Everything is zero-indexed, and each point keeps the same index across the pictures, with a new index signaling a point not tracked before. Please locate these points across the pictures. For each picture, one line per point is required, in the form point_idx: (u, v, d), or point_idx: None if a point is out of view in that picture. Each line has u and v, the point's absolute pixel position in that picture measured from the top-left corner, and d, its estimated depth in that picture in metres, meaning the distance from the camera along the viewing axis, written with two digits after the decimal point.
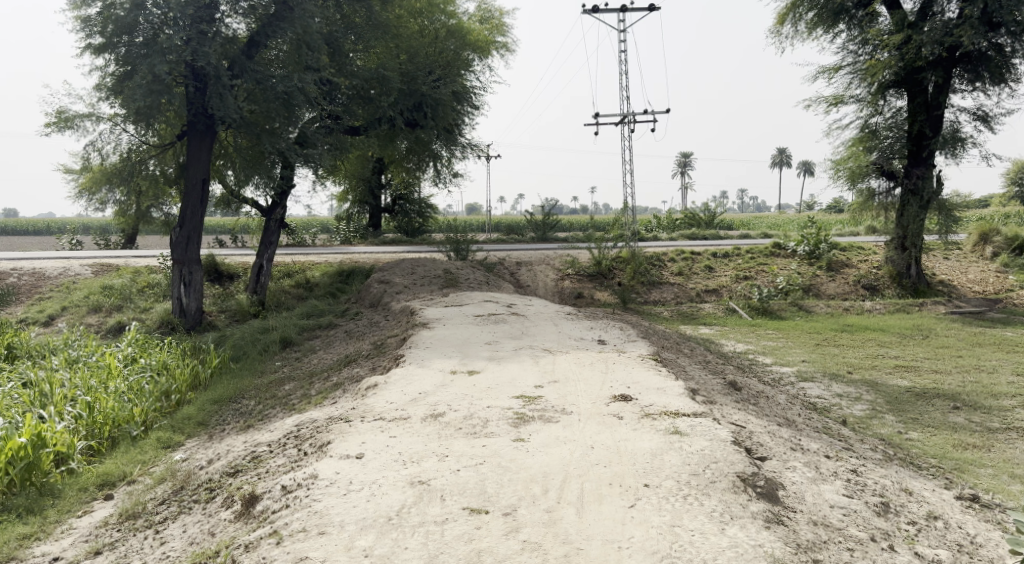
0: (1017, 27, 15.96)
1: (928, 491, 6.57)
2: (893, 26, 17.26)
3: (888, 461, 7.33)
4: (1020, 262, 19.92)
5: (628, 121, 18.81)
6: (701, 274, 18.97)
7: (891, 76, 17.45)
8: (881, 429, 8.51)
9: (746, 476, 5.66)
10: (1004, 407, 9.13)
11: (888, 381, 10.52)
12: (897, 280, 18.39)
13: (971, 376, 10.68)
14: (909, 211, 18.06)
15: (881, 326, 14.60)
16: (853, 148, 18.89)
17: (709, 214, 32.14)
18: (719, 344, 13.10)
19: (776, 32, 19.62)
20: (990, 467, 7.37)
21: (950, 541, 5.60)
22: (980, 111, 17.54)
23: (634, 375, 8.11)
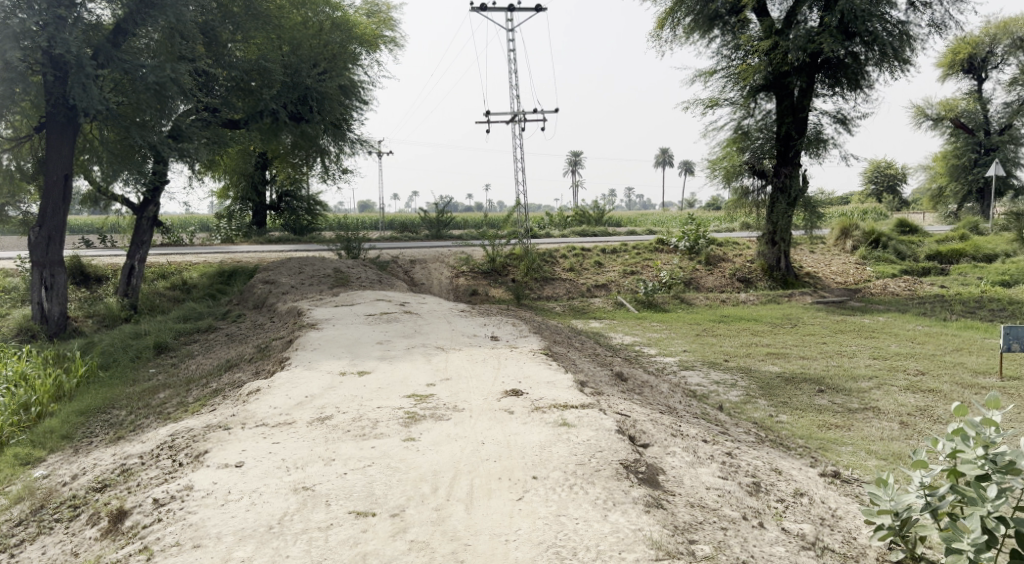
0: (869, 37, 17.28)
1: (796, 470, 7.01)
2: (762, 33, 18.30)
3: (760, 443, 7.78)
4: (876, 255, 21.62)
5: (519, 119, 19.06)
6: (591, 270, 19.45)
7: (760, 80, 18.54)
8: (754, 413, 9.02)
9: (629, 463, 5.85)
10: (861, 389, 9.89)
11: (761, 367, 11.19)
12: (768, 272, 19.54)
13: (833, 360, 11.49)
14: (778, 208, 19.19)
15: (755, 316, 15.48)
16: (727, 149, 19.78)
17: (598, 211, 32.98)
18: (608, 337, 13.49)
19: (657, 35, 20.33)
20: (850, 444, 7.94)
21: (814, 516, 6.00)
22: (840, 114, 18.85)
23: (526, 370, 8.22)
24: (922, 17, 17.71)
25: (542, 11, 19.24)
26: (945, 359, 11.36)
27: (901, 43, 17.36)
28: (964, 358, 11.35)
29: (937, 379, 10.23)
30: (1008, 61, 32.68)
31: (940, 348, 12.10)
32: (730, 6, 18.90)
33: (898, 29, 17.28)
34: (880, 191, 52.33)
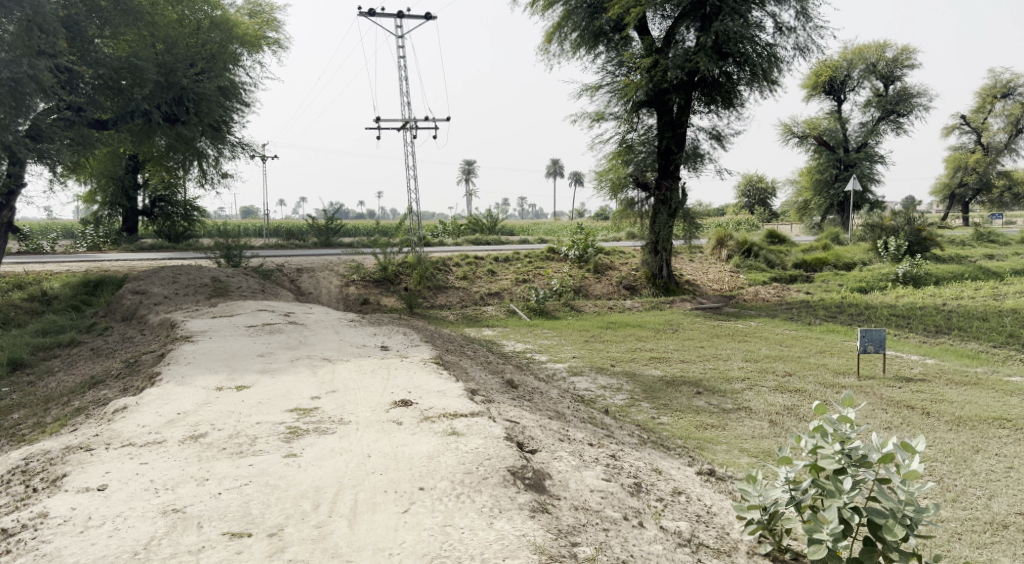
0: (741, 58, 18.29)
1: (675, 469, 7.29)
2: (643, 50, 19.07)
3: (642, 445, 8.04)
4: (749, 263, 22.89)
5: (409, 127, 18.97)
6: (484, 278, 19.53)
7: (642, 96, 19.25)
8: (638, 415, 9.32)
9: (516, 469, 5.89)
10: (736, 390, 10.43)
11: (644, 371, 11.58)
12: (652, 280, 20.24)
13: (710, 364, 12.04)
14: (660, 219, 20.00)
15: (639, 323, 16.00)
16: (612, 161, 20.35)
17: (490, 219, 33.21)
18: (499, 344, 13.58)
19: (545, 49, 20.75)
20: (724, 443, 8.34)
21: (691, 513, 6.25)
22: (715, 130, 19.84)
23: (415, 379, 8.14)
24: (787, 42, 18.95)
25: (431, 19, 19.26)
26: (809, 360, 12.16)
27: (770, 65, 18.50)
28: (826, 359, 12.18)
29: (802, 379, 10.92)
30: (863, 85, 35.54)
31: (805, 350, 12.94)
32: (613, 24, 19.55)
33: (766, 51, 18.40)
34: (753, 204, 55.41)
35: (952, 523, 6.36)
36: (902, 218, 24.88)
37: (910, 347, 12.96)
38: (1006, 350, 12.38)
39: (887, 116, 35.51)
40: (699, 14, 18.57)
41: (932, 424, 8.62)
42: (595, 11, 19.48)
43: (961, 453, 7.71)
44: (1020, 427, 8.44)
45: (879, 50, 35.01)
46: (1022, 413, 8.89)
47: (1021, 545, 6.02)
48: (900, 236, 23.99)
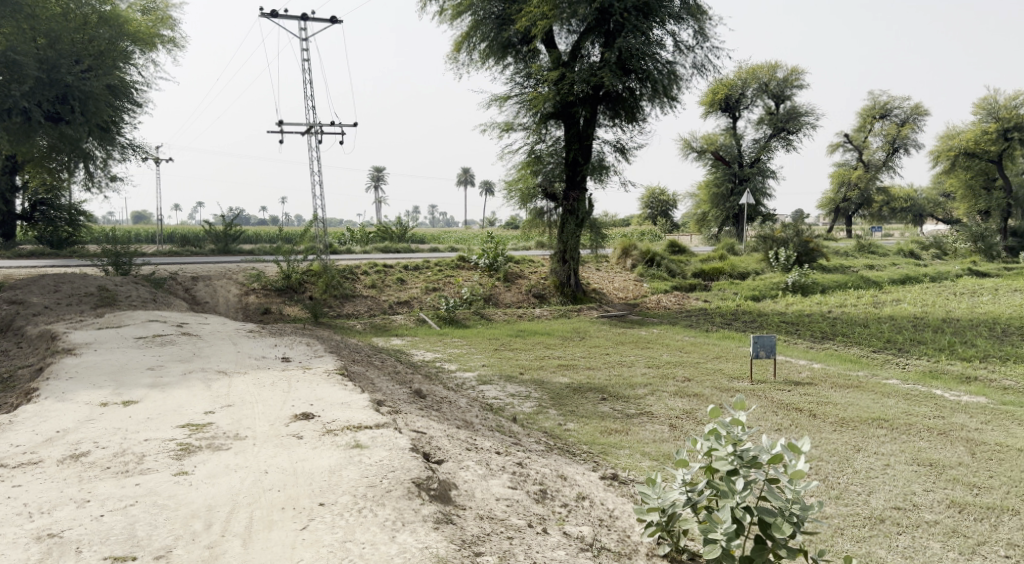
0: (643, 74, 18.87)
1: (579, 475, 7.40)
2: (550, 63, 19.42)
3: (549, 452, 8.12)
4: (652, 272, 23.58)
5: (314, 131, 18.62)
6: (393, 287, 19.28)
7: (550, 108, 19.55)
8: (545, 422, 9.41)
9: (421, 481, 5.81)
10: (639, 395, 10.70)
11: (552, 379, 11.71)
12: (560, 288, 20.50)
13: (615, 370, 12.31)
14: (568, 229, 20.31)
15: (548, 331, 16.19)
16: (522, 172, 20.44)
17: (399, 227, 32.88)
18: (407, 354, 13.45)
19: (453, 58, 20.80)
20: (627, 448, 8.53)
21: (594, 518, 6.36)
22: (619, 144, 20.39)
23: (318, 391, 7.93)
24: (686, 60, 19.70)
25: (337, 23, 19.01)
26: (707, 365, 12.62)
27: (670, 82, 19.19)
28: (723, 365, 12.68)
29: (700, 384, 11.31)
30: (756, 103, 37.35)
31: (703, 356, 13.43)
32: (521, 36, 19.82)
33: (666, 69, 19.07)
34: (655, 215, 57.16)
35: (835, 518, 6.72)
36: (791, 229, 26.23)
37: (799, 352, 13.67)
38: (883, 354, 13.24)
39: (778, 133, 37.47)
40: (603, 30, 19.09)
41: (818, 425, 9.11)
42: (503, 23, 19.69)
43: (844, 453, 8.17)
44: (895, 426, 9.03)
45: (770, 71, 37.00)
46: (897, 414, 9.52)
47: (897, 537, 6.42)
48: (790, 247, 25.31)
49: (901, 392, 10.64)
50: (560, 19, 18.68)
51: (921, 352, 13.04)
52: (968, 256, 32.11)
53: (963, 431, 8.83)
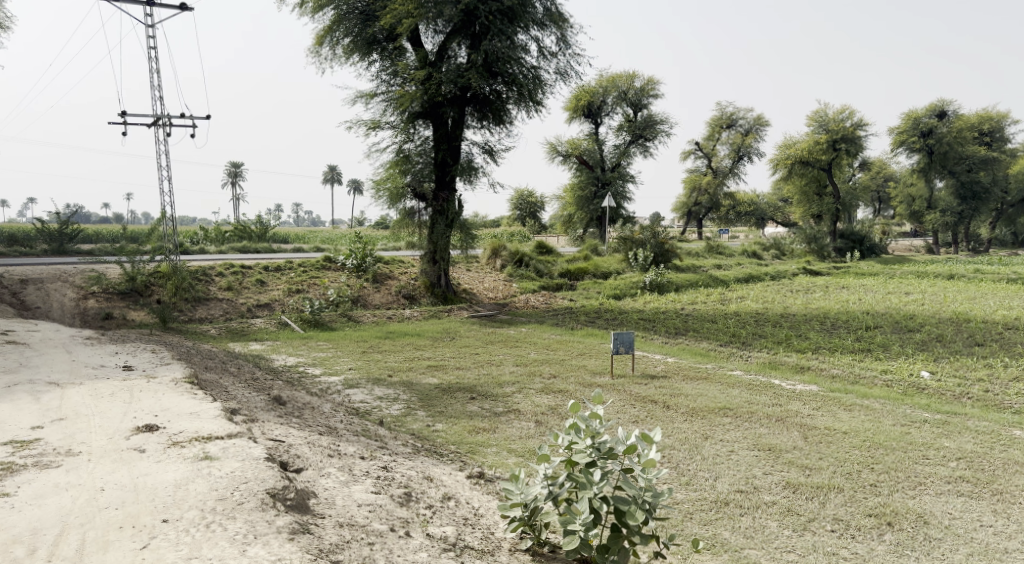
0: (509, 77, 19.17)
1: (445, 475, 7.38)
2: (417, 62, 19.30)
3: (415, 454, 8.04)
4: (521, 273, 23.97)
5: (162, 124, 17.52)
6: (252, 289, 18.48)
7: (417, 108, 19.41)
8: (413, 424, 9.33)
9: (276, 491, 5.58)
10: (506, 393, 10.83)
11: (421, 380, 11.63)
12: (430, 289, 20.36)
13: (483, 369, 12.38)
14: (437, 229, 20.23)
15: (416, 332, 16.06)
16: (389, 171, 20.12)
17: (260, 226, 31.49)
18: (268, 359, 12.91)
19: (315, 52, 20.17)
20: (494, 445, 8.61)
21: (458, 517, 6.37)
22: (487, 145, 20.58)
23: (163, 401, 7.45)
24: (550, 65, 20.20)
25: (187, 9, 18.00)
26: (571, 363, 12.96)
27: (535, 87, 19.60)
28: (586, 361, 13.07)
29: (565, 380, 11.61)
30: (616, 110, 38.84)
31: (568, 353, 13.79)
32: (386, 33, 19.55)
33: (531, 74, 19.49)
34: (524, 217, 58.14)
35: (685, 504, 7.12)
36: (649, 231, 27.49)
37: (655, 347, 14.36)
38: (729, 348, 14.12)
39: (636, 140, 39.14)
40: (469, 32, 19.21)
41: (672, 416, 9.60)
42: (367, 19, 19.36)
43: (694, 441, 8.65)
44: (740, 415, 9.66)
45: (628, 80, 38.33)
46: (742, 403, 10.21)
47: (739, 518, 6.87)
48: (647, 248, 26.49)
49: (745, 383, 11.38)
50: (425, 18, 18.61)
51: (762, 345, 14.03)
52: (803, 256, 34.93)
53: (798, 418, 9.58)
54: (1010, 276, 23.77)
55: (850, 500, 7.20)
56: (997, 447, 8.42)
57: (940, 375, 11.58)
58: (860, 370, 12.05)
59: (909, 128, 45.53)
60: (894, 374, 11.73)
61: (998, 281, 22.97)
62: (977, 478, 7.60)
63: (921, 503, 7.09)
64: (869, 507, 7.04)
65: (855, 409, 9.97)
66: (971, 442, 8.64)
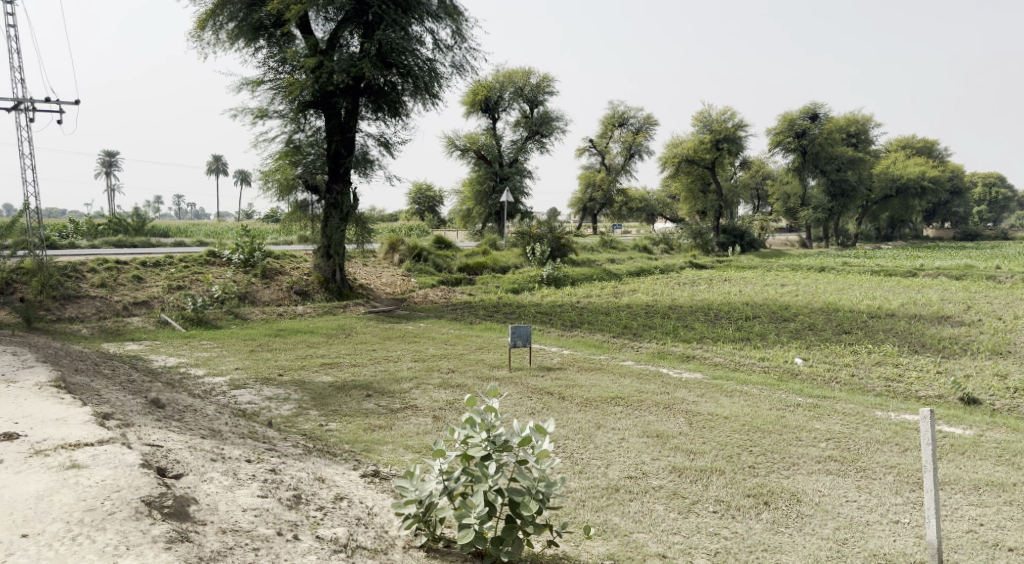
0: (404, 69, 18.93)
1: (338, 475, 7.21)
2: (307, 50, 18.72)
3: (307, 454, 7.82)
4: (418, 267, 23.76)
5: (24, 108, 16.26)
6: (129, 285, 17.45)
7: (308, 97, 18.84)
8: (304, 424, 9.07)
9: (152, 499, 5.29)
10: (403, 390, 10.70)
11: (313, 378, 11.31)
12: (324, 285, 19.80)
13: (380, 366, 12.19)
14: (331, 223, 19.73)
15: (309, 329, 15.62)
16: (279, 162, 19.44)
17: (137, 219, 29.72)
18: (146, 360, 12.21)
19: (197, 36, 19.21)
20: (390, 443, 8.49)
21: (350, 517, 6.24)
22: (382, 138, 20.25)
23: (25, 407, 6.92)
24: (445, 58, 20.09)
25: None
26: (469, 357, 12.95)
27: (430, 79, 19.43)
28: (483, 355, 13.10)
29: (463, 374, 11.60)
30: (512, 106, 39.12)
31: (466, 347, 13.79)
32: (274, 19, 18.87)
33: (427, 66, 19.31)
34: (421, 211, 57.65)
35: (578, 492, 7.27)
36: (546, 226, 27.84)
37: (551, 340, 14.58)
38: (622, 339, 14.52)
39: (533, 136, 39.57)
40: (361, 21, 18.83)
41: (567, 407, 9.78)
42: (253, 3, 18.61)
43: (587, 430, 8.85)
44: (631, 404, 9.94)
45: (524, 76, 38.90)
46: (633, 392, 10.51)
47: (629, 503, 7.07)
48: (544, 242, 26.85)
49: (635, 373, 11.74)
50: (315, 5, 18.10)
51: (651, 336, 14.50)
52: (690, 251, 36.39)
53: (685, 404, 9.97)
54: (872, 268, 25.68)
55: (731, 481, 7.55)
56: (861, 428, 9.05)
57: (812, 360, 12.35)
58: (740, 357, 12.67)
59: (785, 129, 48.25)
60: (771, 360, 12.41)
61: (864, 273, 24.71)
62: (844, 457, 8.15)
63: (795, 482, 7.53)
64: (748, 488, 7.40)
65: (736, 395, 10.47)
66: (839, 423, 9.26)
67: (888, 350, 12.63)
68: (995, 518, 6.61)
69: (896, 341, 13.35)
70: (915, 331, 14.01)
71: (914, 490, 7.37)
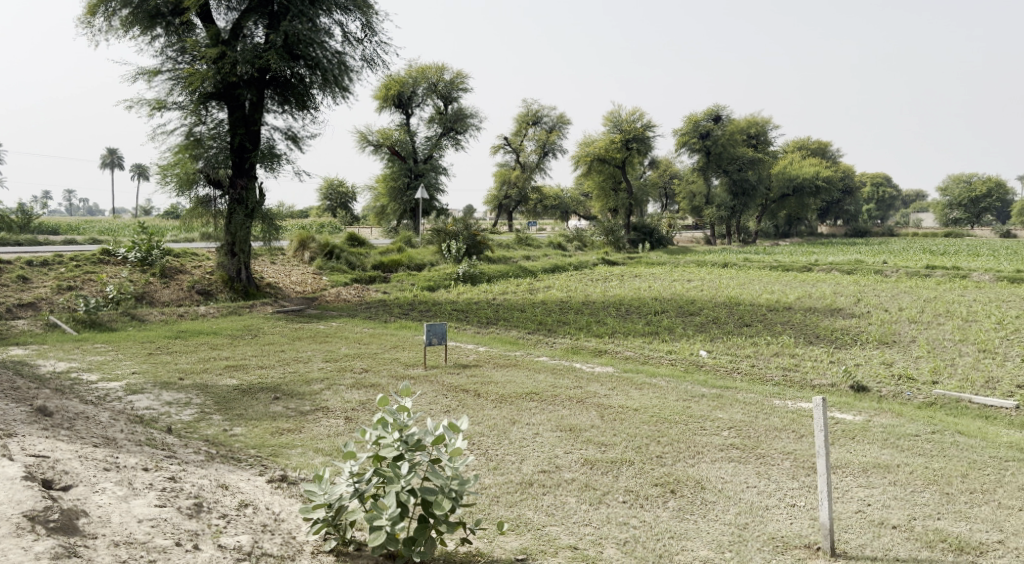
0: (312, 61, 18.48)
1: (243, 481, 6.97)
2: (208, 40, 18.00)
3: (210, 461, 7.53)
4: (330, 265, 23.27)
5: None
6: (13, 286, 16.34)
7: (209, 88, 18.11)
8: (207, 429, 8.73)
9: (36, 514, 5.01)
10: (313, 391, 10.45)
11: (217, 382, 10.90)
12: (228, 284, 19.08)
13: (289, 367, 11.86)
14: (235, 219, 19.04)
15: (212, 330, 15.05)
16: (179, 156, 18.66)
17: (22, 215, 27.83)
18: (32, 365, 11.45)
19: (87, 22, 18.16)
20: (299, 446, 8.28)
21: (256, 524, 6.04)
22: (290, 131, 19.70)
23: None
24: (355, 51, 19.71)
25: None
26: (383, 356, 12.78)
27: (339, 72, 19.06)
28: (398, 354, 12.95)
29: (376, 374, 11.43)
30: (426, 102, 38.82)
31: (380, 346, 13.61)
32: (172, 7, 18.05)
33: (336, 58, 18.92)
34: (333, 207, 56.48)
35: (492, 488, 7.29)
36: (461, 223, 27.79)
37: (467, 337, 14.56)
38: (536, 335, 14.65)
39: (447, 132, 39.38)
40: (265, 12, 18.29)
41: (482, 403, 9.78)
42: None
43: (502, 426, 8.88)
44: (545, 398, 10.04)
45: (438, 72, 38.55)
46: (547, 388, 10.62)
47: (542, 497, 7.14)
48: (459, 239, 26.79)
49: (549, 368, 11.86)
50: None
51: (565, 332, 14.69)
52: (602, 248, 37.11)
53: (597, 398, 10.15)
54: (772, 263, 26.85)
55: (640, 471, 7.74)
56: (761, 416, 9.45)
57: (715, 352, 12.80)
58: (650, 351, 13.00)
59: (689, 130, 49.81)
60: (678, 353, 12.79)
61: (764, 268, 25.87)
62: (746, 444, 8.49)
63: (699, 470, 7.79)
64: (655, 477, 7.60)
65: (645, 388, 10.73)
66: (740, 412, 9.63)
67: (785, 341, 13.25)
68: (881, 498, 7.02)
69: (793, 332, 14.01)
70: (810, 323, 14.75)
71: (808, 474, 7.75)
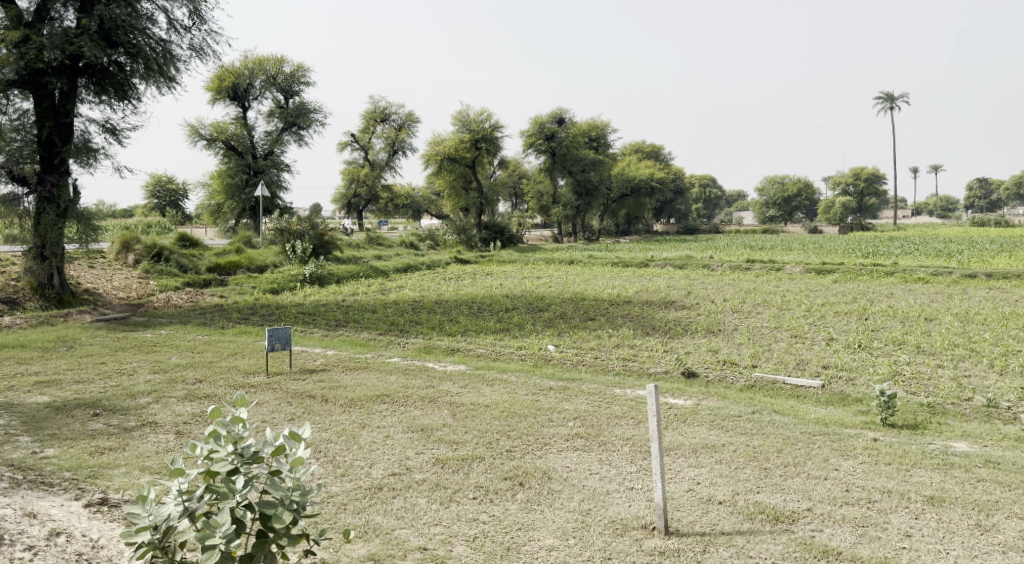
0: (133, 49, 17.20)
1: (55, 508, 6.36)
2: (7, 21, 16.21)
3: (15, 488, 6.79)
4: (158, 268, 21.71)
5: None
6: None
7: (10, 74, 16.32)
8: (13, 454, 7.87)
9: None
10: (139, 405, 9.68)
11: (25, 400, 9.84)
12: (38, 291, 17.24)
13: (112, 380, 10.94)
14: (45, 219, 17.26)
15: (19, 342, 13.58)
16: None
17: None
18: None
19: None
20: (122, 466, 7.64)
21: (69, 554, 5.63)
22: (108, 124, 18.19)
23: None
24: (182, 40, 18.51)
25: None
26: (220, 364, 12.10)
27: (164, 61, 17.94)
28: (237, 361, 12.31)
29: (212, 384, 10.79)
30: (265, 95, 37.15)
31: (217, 354, 12.86)
32: None
33: (159, 47, 17.80)
34: (163, 206, 52.69)
35: (339, 496, 7.09)
36: (306, 223, 26.86)
37: (314, 340, 14.10)
38: (387, 336, 14.44)
39: (289, 127, 37.96)
40: None
41: (329, 409, 9.48)
42: None
43: (350, 431, 8.66)
44: (395, 400, 9.92)
45: (277, 64, 37.11)
46: (398, 388, 10.48)
47: (391, 501, 7.03)
48: (304, 239, 25.89)
49: (400, 369, 11.72)
50: None
51: (417, 332, 14.58)
52: (453, 247, 37.21)
53: (448, 396, 10.15)
54: (613, 259, 28.09)
55: (490, 466, 7.82)
56: (604, 405, 9.86)
57: (562, 346, 13.20)
58: (500, 347, 13.18)
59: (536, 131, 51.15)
60: (527, 348, 13.06)
61: (606, 264, 27.06)
62: (590, 433, 8.81)
63: (546, 461, 7.98)
64: (504, 471, 7.71)
65: (496, 383, 10.87)
66: (585, 402, 9.98)
67: (625, 333, 13.91)
68: (709, 476, 7.52)
69: (632, 325, 14.71)
70: (647, 315, 15.56)
71: (645, 457, 8.16)
